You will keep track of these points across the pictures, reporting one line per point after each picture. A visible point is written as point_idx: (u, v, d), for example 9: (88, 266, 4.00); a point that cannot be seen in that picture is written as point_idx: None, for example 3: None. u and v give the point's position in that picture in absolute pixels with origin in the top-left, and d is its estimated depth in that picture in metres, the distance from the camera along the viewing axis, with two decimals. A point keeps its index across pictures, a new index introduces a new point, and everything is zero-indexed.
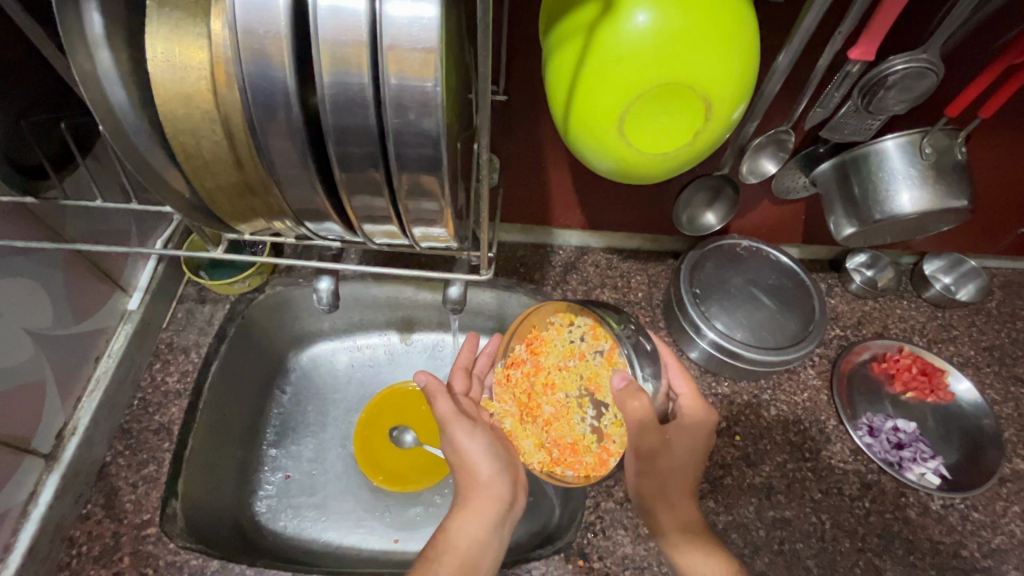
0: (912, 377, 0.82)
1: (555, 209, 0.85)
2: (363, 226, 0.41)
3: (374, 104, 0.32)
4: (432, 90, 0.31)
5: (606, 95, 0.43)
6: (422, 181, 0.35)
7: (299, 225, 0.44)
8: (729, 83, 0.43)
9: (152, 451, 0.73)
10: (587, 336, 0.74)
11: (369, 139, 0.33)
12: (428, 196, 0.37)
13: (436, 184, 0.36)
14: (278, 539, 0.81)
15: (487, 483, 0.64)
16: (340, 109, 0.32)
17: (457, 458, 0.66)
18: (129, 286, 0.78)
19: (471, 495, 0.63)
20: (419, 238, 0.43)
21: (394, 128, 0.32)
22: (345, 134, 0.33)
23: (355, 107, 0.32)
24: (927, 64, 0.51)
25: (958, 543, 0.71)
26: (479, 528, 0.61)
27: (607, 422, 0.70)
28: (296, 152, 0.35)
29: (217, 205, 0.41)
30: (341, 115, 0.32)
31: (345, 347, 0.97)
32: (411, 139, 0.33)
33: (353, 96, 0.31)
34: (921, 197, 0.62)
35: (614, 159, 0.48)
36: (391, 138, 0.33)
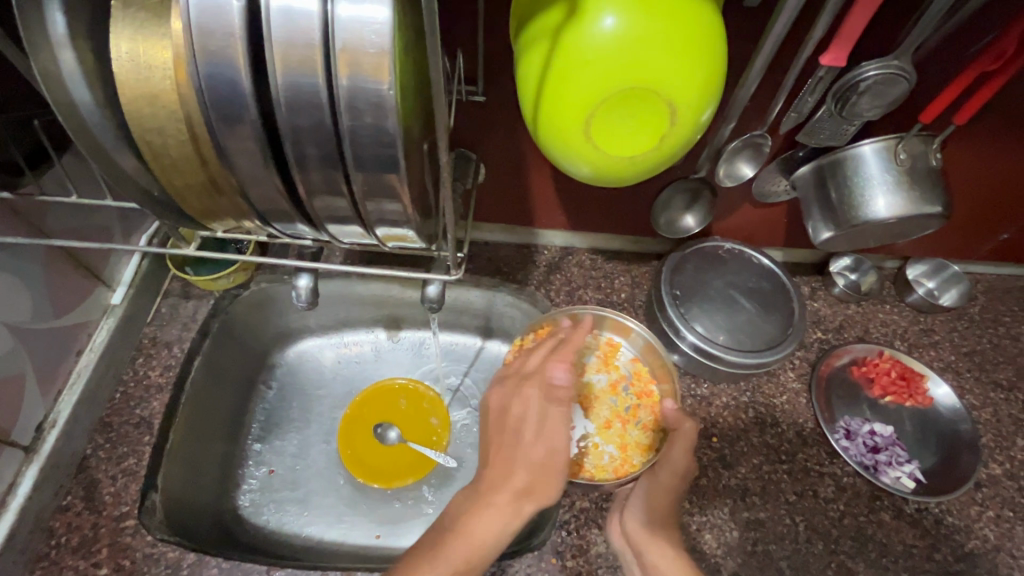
0: (891, 381, 0.82)
1: (538, 210, 0.85)
2: (327, 225, 0.42)
3: (328, 105, 0.32)
4: (385, 93, 0.31)
5: (572, 98, 0.43)
6: (381, 184, 0.36)
7: (267, 225, 0.45)
8: (694, 88, 0.43)
9: (132, 445, 0.73)
10: (596, 359, 0.82)
11: (326, 140, 0.34)
12: (387, 197, 0.37)
13: (395, 186, 0.36)
14: (260, 533, 0.82)
15: (530, 494, 0.62)
16: (295, 110, 0.33)
17: (530, 453, 0.64)
18: (113, 281, 0.79)
19: (509, 498, 0.61)
20: (384, 238, 0.44)
21: (348, 129, 0.33)
22: (302, 135, 0.34)
23: (310, 108, 0.32)
24: (899, 71, 0.51)
25: (932, 546, 0.71)
26: (502, 532, 0.59)
27: (583, 441, 0.75)
28: (257, 151, 0.36)
29: (185, 201, 0.41)
30: (296, 116, 0.33)
31: (331, 343, 0.97)
32: (368, 139, 0.33)
33: (307, 98, 0.32)
34: (895, 202, 0.62)
35: (584, 161, 0.48)
36: (347, 139, 0.33)
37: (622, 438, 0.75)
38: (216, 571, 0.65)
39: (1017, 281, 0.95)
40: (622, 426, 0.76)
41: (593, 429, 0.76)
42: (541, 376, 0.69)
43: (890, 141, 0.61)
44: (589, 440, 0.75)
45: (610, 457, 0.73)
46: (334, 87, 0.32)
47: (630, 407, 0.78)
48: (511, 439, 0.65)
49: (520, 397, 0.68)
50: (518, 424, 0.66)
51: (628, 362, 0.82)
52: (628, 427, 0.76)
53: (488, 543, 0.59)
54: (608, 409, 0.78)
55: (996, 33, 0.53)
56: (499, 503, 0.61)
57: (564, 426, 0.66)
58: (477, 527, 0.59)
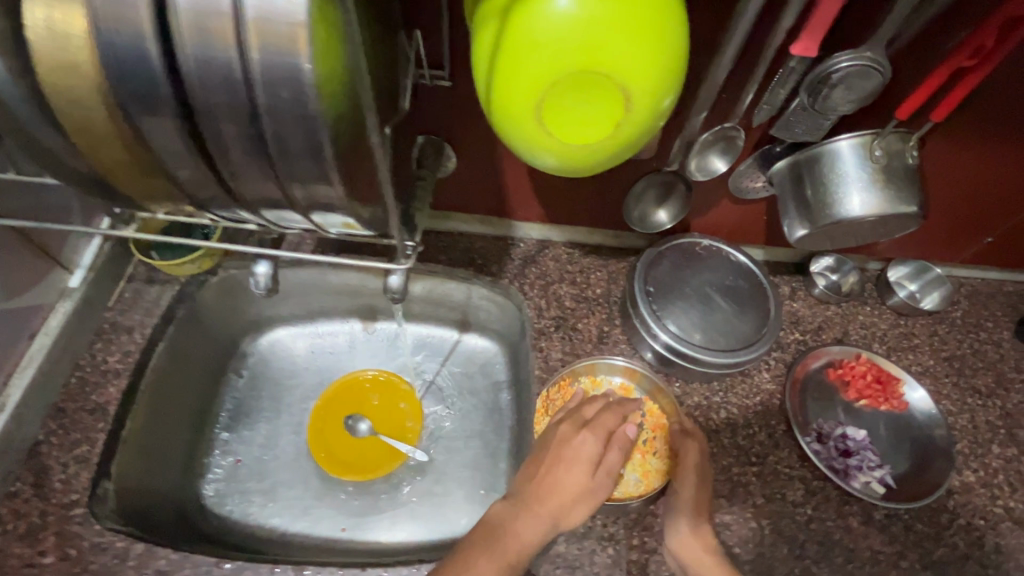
0: (866, 385, 0.80)
1: (514, 200, 0.84)
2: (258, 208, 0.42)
3: (242, 79, 0.31)
4: (306, 70, 0.30)
5: (522, 81, 0.41)
6: (305, 163, 0.35)
7: (202, 210, 0.46)
8: (650, 74, 0.41)
9: (86, 432, 0.72)
10: None
11: (243, 113, 0.33)
12: (314, 175, 0.36)
13: (321, 167, 0.35)
14: (224, 524, 0.81)
15: (565, 512, 0.64)
16: (206, 83, 0.31)
17: (578, 480, 0.66)
18: (71, 263, 0.78)
19: (546, 509, 0.64)
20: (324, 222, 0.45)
21: (264, 105, 0.31)
22: (215, 108, 0.32)
23: (220, 82, 0.31)
24: (873, 63, 0.49)
25: (899, 553, 0.70)
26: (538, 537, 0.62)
27: None
28: (171, 126, 0.35)
29: (117, 179, 0.41)
30: (208, 91, 0.31)
31: (304, 333, 0.95)
32: (288, 118, 0.32)
33: (215, 69, 0.31)
34: (870, 201, 0.60)
35: (539, 148, 0.46)
36: (265, 116, 0.32)
37: (642, 467, 0.74)
38: (164, 563, 0.64)
39: (1002, 285, 0.93)
40: (641, 456, 0.75)
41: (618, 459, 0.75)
42: (601, 424, 0.71)
43: (867, 137, 0.59)
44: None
45: (635, 481, 0.73)
46: (248, 59, 0.30)
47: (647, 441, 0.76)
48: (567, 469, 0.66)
49: (581, 434, 0.69)
50: (573, 456, 0.68)
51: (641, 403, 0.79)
52: (648, 456, 0.75)
53: (523, 543, 0.61)
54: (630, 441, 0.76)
55: (971, 28, 0.51)
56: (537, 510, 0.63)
57: (615, 468, 0.69)
58: (517, 528, 0.62)
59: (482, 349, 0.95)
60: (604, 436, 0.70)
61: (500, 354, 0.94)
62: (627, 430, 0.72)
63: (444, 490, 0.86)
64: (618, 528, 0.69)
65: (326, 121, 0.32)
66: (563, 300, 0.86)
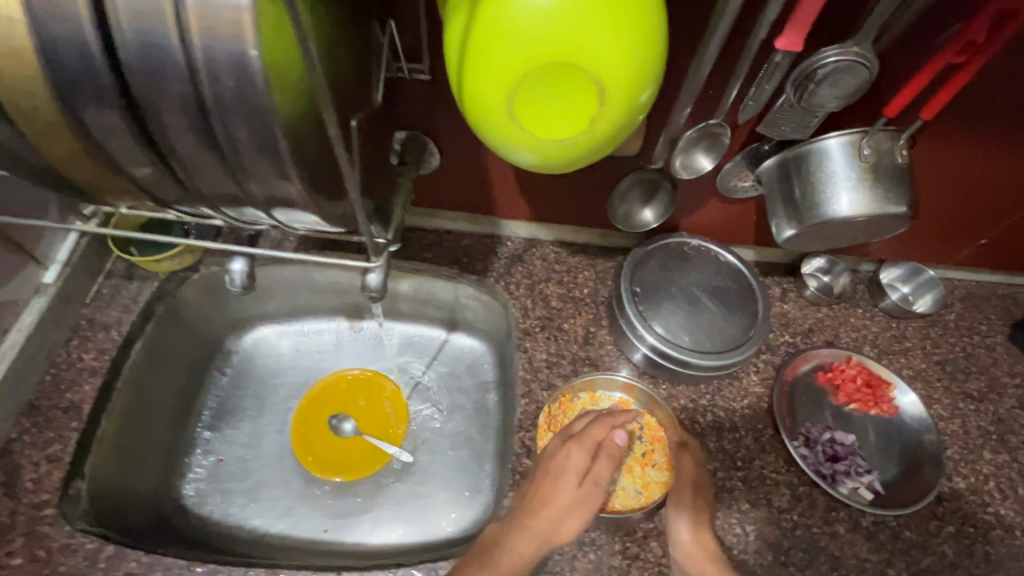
0: (856, 389, 0.79)
1: (500, 198, 0.82)
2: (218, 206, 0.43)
3: (187, 68, 0.30)
4: (252, 57, 0.29)
5: (492, 74, 0.40)
6: (261, 161, 0.35)
7: (164, 206, 0.47)
8: (623, 68, 0.40)
9: (59, 430, 0.71)
10: None
11: (191, 104, 0.32)
12: (271, 171, 0.35)
13: (278, 166, 0.35)
14: (203, 524, 0.80)
15: (555, 526, 0.65)
16: (144, 67, 0.31)
17: (566, 494, 0.67)
18: (47, 259, 0.77)
19: (536, 527, 0.65)
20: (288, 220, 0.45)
21: (211, 94, 0.31)
22: (161, 95, 0.32)
23: (157, 69, 0.30)
24: (859, 58, 0.48)
25: (886, 561, 0.69)
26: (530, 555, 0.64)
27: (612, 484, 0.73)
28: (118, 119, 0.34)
29: (74, 173, 0.39)
30: (147, 77, 0.31)
31: (288, 332, 0.94)
32: (237, 107, 0.31)
33: (151, 53, 0.30)
34: (858, 201, 0.58)
35: (512, 144, 0.45)
36: (212, 105, 0.31)
37: (643, 479, 0.74)
38: (134, 565, 0.63)
39: (996, 288, 0.92)
40: (640, 468, 0.74)
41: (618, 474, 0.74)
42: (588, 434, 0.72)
43: (856, 135, 0.58)
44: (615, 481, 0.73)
45: (636, 496, 0.72)
46: (191, 47, 0.30)
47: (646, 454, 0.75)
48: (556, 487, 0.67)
49: (565, 449, 0.70)
50: (557, 471, 0.69)
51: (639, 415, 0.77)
52: (647, 469, 0.74)
53: (513, 559, 0.64)
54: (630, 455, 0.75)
55: (958, 24, 0.50)
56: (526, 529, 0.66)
57: (604, 477, 0.70)
58: (511, 549, 0.65)
59: (469, 349, 0.94)
60: (592, 448, 0.71)
61: (488, 354, 0.93)
62: (617, 439, 0.71)
63: (428, 491, 0.84)
64: (599, 534, 0.68)
65: (278, 112, 0.32)
66: (549, 300, 0.84)
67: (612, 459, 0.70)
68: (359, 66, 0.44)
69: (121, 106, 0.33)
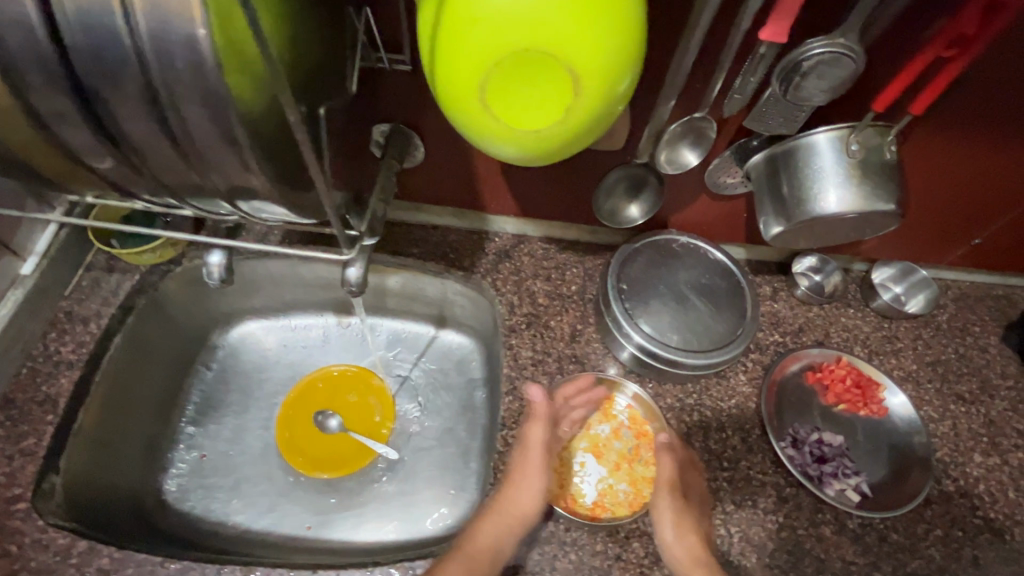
0: (845, 389, 0.78)
1: (487, 193, 0.81)
2: (182, 195, 0.43)
3: (134, 52, 0.30)
4: (201, 36, 0.29)
5: (463, 61, 0.39)
6: (221, 151, 0.35)
7: (130, 196, 0.46)
8: (597, 56, 0.38)
9: (34, 424, 0.70)
10: (598, 409, 0.77)
11: (142, 89, 0.32)
12: (232, 163, 0.36)
13: (238, 157, 0.36)
14: (185, 519, 0.79)
15: (510, 502, 0.65)
16: (90, 43, 0.30)
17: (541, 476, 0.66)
18: (24, 250, 0.76)
19: (515, 511, 0.64)
20: (255, 209, 0.45)
21: (159, 77, 0.31)
22: (110, 75, 0.31)
23: (107, 47, 0.30)
24: (845, 51, 0.46)
25: (872, 564, 0.68)
26: (509, 539, 0.63)
27: (600, 481, 0.72)
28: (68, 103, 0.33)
29: (32, 161, 0.39)
30: (95, 55, 0.31)
31: (275, 327, 0.93)
32: (188, 89, 0.31)
33: (96, 27, 0.30)
34: (846, 197, 0.57)
35: (487, 135, 0.44)
36: (162, 88, 0.31)
37: (630, 474, 0.73)
38: (107, 561, 0.63)
39: (991, 289, 0.91)
40: (628, 464, 0.74)
41: (606, 471, 0.73)
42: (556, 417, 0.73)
43: (844, 130, 0.57)
44: (602, 479, 0.72)
45: (625, 492, 0.71)
46: (136, 29, 0.30)
47: (633, 449, 0.74)
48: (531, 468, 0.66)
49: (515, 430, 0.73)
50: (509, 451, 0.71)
51: (623, 409, 0.77)
52: (635, 464, 0.73)
53: (479, 546, 0.62)
54: (616, 450, 0.75)
55: (943, 19, 0.49)
56: (507, 513, 0.64)
57: (541, 440, 0.68)
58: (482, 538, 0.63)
59: (457, 346, 0.92)
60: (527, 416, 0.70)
61: (476, 351, 0.92)
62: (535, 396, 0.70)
63: (413, 489, 0.83)
64: (581, 534, 0.66)
65: (233, 97, 0.32)
66: (536, 296, 0.83)
67: (539, 421, 0.69)
68: (329, 55, 0.43)
69: (69, 91, 0.33)
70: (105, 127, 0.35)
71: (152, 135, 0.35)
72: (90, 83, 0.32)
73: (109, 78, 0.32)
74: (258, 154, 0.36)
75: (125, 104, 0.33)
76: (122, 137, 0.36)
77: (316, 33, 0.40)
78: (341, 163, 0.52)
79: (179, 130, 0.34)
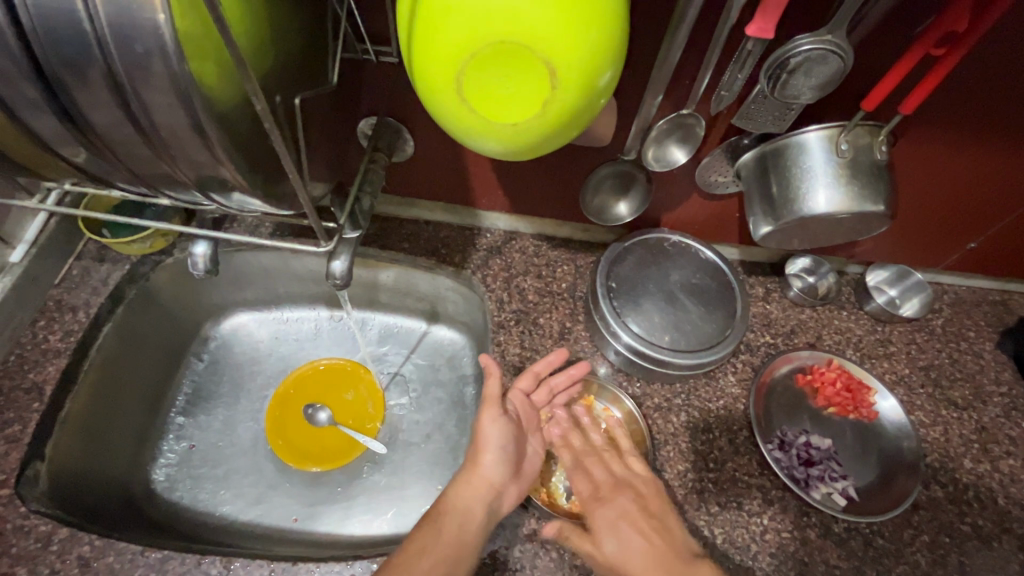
0: (836, 393, 0.77)
1: (477, 188, 0.81)
2: (157, 183, 0.43)
3: (94, 38, 0.31)
4: (161, 22, 0.30)
5: (438, 54, 0.39)
6: (190, 141, 0.36)
7: (106, 184, 0.47)
8: (575, 49, 0.38)
9: (20, 411, 0.70)
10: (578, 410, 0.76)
11: (106, 76, 0.33)
12: (203, 153, 0.37)
13: (207, 147, 0.37)
14: (172, 509, 0.79)
15: (471, 466, 0.63)
16: (51, 31, 0.31)
17: (504, 434, 0.65)
18: (13, 238, 0.76)
19: (485, 476, 0.62)
20: (233, 200, 0.45)
21: (120, 63, 0.32)
22: (78, 61, 0.32)
23: (70, 33, 0.31)
24: (833, 48, 0.46)
25: (856, 569, 0.67)
26: (476, 505, 0.60)
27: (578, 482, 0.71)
28: (37, 91, 0.34)
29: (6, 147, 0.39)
30: (59, 42, 0.32)
31: (267, 320, 0.93)
32: (152, 76, 0.32)
33: (53, 10, 0.31)
34: (836, 197, 0.56)
35: (466, 128, 0.43)
36: (122, 74, 0.32)
37: None
38: (87, 549, 0.63)
39: (987, 294, 0.90)
40: None
41: None
42: (537, 396, 0.72)
43: (834, 130, 0.56)
44: None
45: None
46: (96, 16, 0.31)
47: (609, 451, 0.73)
48: (505, 432, 0.65)
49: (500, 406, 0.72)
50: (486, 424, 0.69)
51: (602, 411, 0.76)
52: None
53: (452, 519, 0.59)
54: None
55: (930, 18, 0.48)
56: (473, 479, 0.62)
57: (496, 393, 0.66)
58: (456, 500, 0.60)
59: (449, 341, 0.92)
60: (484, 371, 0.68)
61: (468, 347, 0.91)
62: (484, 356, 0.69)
63: (400, 483, 0.83)
64: None
65: (198, 85, 0.33)
66: (526, 293, 0.83)
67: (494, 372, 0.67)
68: (306, 47, 0.43)
69: (34, 77, 0.33)
70: (71, 115, 0.36)
71: (119, 123, 0.36)
72: (59, 71, 0.33)
73: (82, 66, 0.32)
74: (226, 143, 0.36)
75: (92, 93, 0.34)
76: (92, 126, 0.36)
77: (290, 25, 0.40)
78: (321, 155, 0.52)
79: (145, 120, 0.35)
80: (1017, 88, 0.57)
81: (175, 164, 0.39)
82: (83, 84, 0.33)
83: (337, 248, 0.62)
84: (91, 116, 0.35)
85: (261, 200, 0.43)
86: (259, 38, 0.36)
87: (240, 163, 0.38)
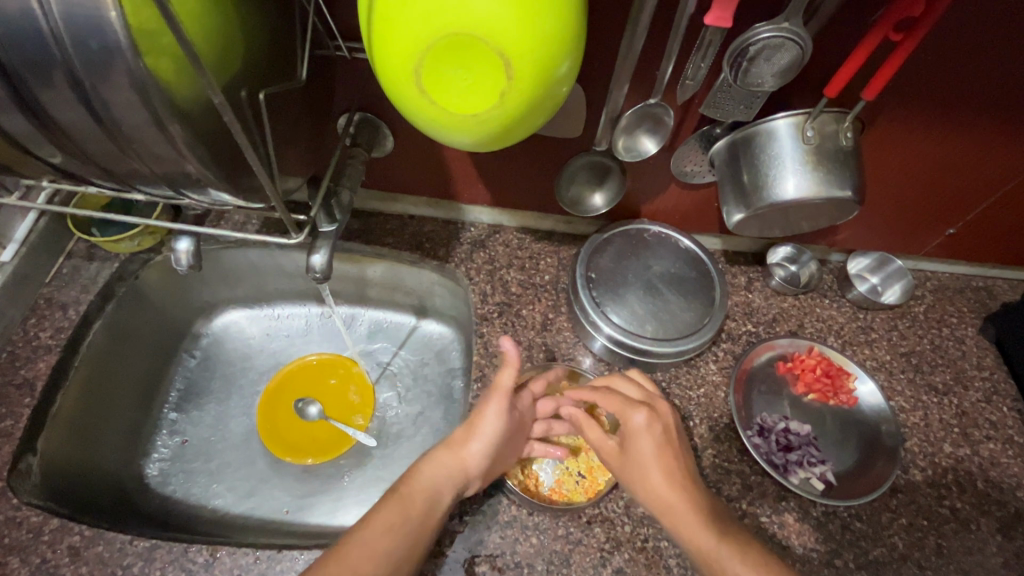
0: (816, 379, 0.77)
1: (459, 183, 0.82)
2: (130, 179, 0.45)
3: (52, 36, 0.33)
4: (114, 19, 0.32)
5: (397, 46, 0.40)
6: (153, 136, 0.37)
7: (82, 180, 0.48)
8: (526, 39, 0.39)
9: (12, 406, 0.72)
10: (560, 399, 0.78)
11: (68, 74, 0.34)
12: (167, 149, 0.38)
13: (170, 141, 0.38)
14: (165, 502, 0.80)
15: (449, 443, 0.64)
16: (12, 31, 0.33)
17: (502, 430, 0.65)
18: (5, 237, 0.77)
19: (461, 456, 0.63)
20: (204, 197, 0.47)
21: (80, 61, 0.33)
22: (40, 63, 0.34)
23: (29, 33, 0.32)
24: (789, 35, 0.47)
25: (833, 552, 0.68)
26: (443, 481, 0.61)
27: (558, 469, 0.71)
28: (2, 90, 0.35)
29: None
30: (20, 42, 0.33)
31: (259, 317, 0.94)
32: (111, 73, 0.33)
33: (11, 10, 0.32)
34: (804, 184, 0.56)
35: (429, 119, 0.44)
36: (83, 72, 0.33)
37: (587, 463, 0.72)
38: (77, 539, 0.65)
39: (970, 281, 0.90)
40: (585, 452, 0.73)
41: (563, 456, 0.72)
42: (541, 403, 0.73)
43: (801, 117, 0.56)
44: (558, 467, 0.72)
45: (582, 480, 0.71)
46: (53, 15, 0.32)
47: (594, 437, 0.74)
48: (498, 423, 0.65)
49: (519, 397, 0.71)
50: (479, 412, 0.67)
51: None
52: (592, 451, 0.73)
53: (427, 501, 0.60)
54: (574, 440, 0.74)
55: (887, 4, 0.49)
56: (447, 460, 0.63)
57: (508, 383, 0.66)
58: (417, 479, 0.61)
59: (438, 336, 0.93)
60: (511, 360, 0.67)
61: (456, 341, 0.92)
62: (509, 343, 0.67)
63: (389, 475, 0.84)
64: (543, 518, 0.67)
65: (156, 81, 0.34)
66: (509, 286, 0.83)
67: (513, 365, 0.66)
68: (270, 44, 0.44)
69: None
70: (38, 113, 0.37)
71: (84, 120, 0.37)
72: (22, 72, 0.34)
73: (44, 67, 0.34)
74: (188, 137, 0.37)
75: (56, 91, 0.35)
76: (60, 124, 0.38)
77: (253, 22, 0.41)
78: (294, 150, 0.53)
79: (109, 116, 0.36)
80: (982, 72, 0.57)
81: (141, 159, 0.40)
82: (46, 83, 0.35)
83: (316, 242, 0.63)
84: (56, 113, 0.37)
85: (230, 192, 0.44)
86: (221, 35, 0.38)
87: (204, 157, 0.40)
